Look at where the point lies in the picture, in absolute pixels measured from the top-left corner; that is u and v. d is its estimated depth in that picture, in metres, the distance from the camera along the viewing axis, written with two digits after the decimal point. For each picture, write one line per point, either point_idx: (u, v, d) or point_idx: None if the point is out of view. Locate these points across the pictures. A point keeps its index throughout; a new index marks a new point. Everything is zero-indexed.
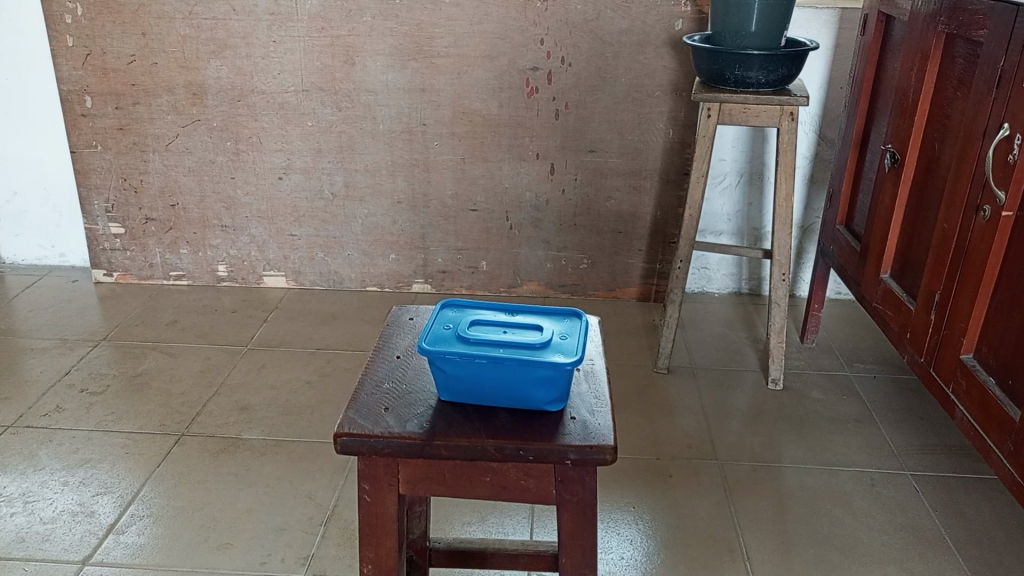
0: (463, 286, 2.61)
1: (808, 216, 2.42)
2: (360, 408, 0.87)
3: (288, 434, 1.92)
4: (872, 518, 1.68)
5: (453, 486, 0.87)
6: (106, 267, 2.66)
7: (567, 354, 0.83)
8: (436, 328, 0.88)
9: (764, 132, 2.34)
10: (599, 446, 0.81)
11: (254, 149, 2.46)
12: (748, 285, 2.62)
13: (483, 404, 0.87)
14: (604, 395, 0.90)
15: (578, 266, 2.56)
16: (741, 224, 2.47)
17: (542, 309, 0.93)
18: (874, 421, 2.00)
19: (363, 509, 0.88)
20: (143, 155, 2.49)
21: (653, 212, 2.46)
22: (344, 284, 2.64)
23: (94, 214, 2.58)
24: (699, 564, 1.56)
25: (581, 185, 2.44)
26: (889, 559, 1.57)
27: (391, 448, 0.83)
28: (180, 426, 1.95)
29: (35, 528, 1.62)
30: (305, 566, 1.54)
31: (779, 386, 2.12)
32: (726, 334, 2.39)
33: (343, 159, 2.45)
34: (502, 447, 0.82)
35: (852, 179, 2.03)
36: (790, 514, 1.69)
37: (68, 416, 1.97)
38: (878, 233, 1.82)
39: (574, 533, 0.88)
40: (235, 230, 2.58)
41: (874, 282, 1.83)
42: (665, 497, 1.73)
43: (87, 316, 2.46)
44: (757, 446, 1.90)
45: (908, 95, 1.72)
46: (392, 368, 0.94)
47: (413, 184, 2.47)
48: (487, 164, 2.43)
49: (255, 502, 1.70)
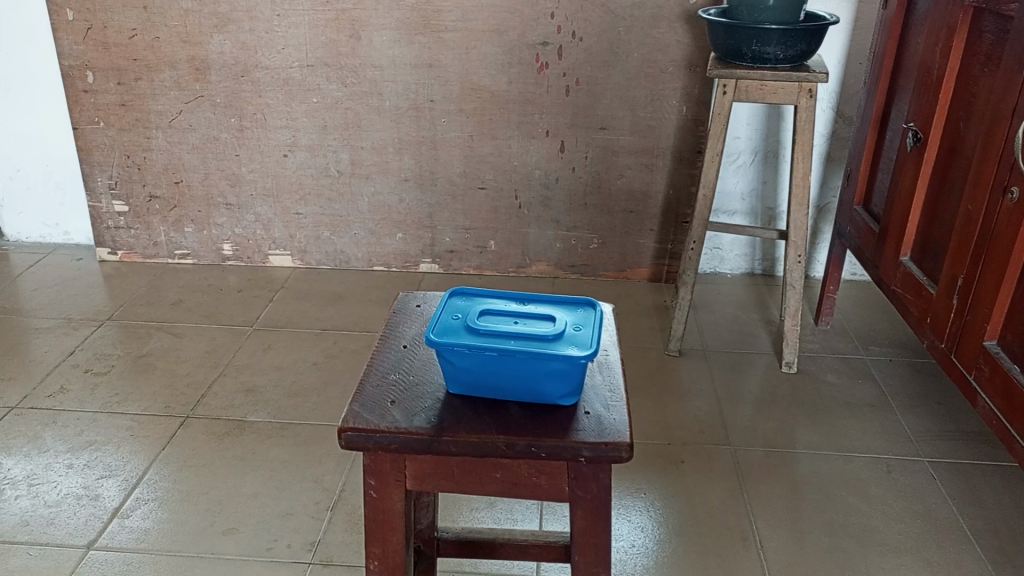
0: (472, 266, 2.57)
1: (824, 195, 2.36)
2: (365, 401, 0.84)
3: (294, 416, 1.89)
4: (888, 505, 1.65)
5: (462, 483, 0.83)
6: (111, 246, 2.63)
7: (581, 347, 0.80)
8: (444, 318, 0.84)
9: (780, 110, 2.29)
10: (615, 443, 0.78)
11: (258, 125, 2.42)
12: (762, 266, 2.57)
13: (493, 397, 0.84)
14: (619, 388, 0.86)
15: (589, 246, 2.51)
16: (755, 204, 2.42)
17: (554, 298, 0.89)
18: (891, 406, 1.96)
19: (369, 505, 0.85)
20: (147, 131, 2.45)
21: (665, 191, 2.41)
22: (351, 264, 2.60)
23: (98, 192, 2.55)
24: (711, 552, 1.53)
25: (592, 163, 2.39)
26: (906, 549, 1.54)
27: (397, 444, 0.79)
28: (185, 408, 1.93)
29: (39, 511, 1.60)
30: (311, 552, 1.52)
31: (793, 369, 2.08)
32: (739, 316, 2.35)
33: (349, 136, 2.41)
34: (513, 444, 0.79)
35: (871, 158, 1.97)
36: (804, 501, 1.66)
37: (73, 397, 1.95)
38: (897, 214, 1.77)
39: (588, 531, 0.85)
40: (240, 209, 2.54)
41: (893, 265, 1.79)
42: (677, 483, 1.70)
43: (92, 295, 2.44)
44: (770, 431, 1.86)
45: (932, 71, 1.66)
46: (398, 358, 0.91)
47: (420, 162, 2.43)
48: (496, 141, 2.38)
49: (260, 486, 1.68)
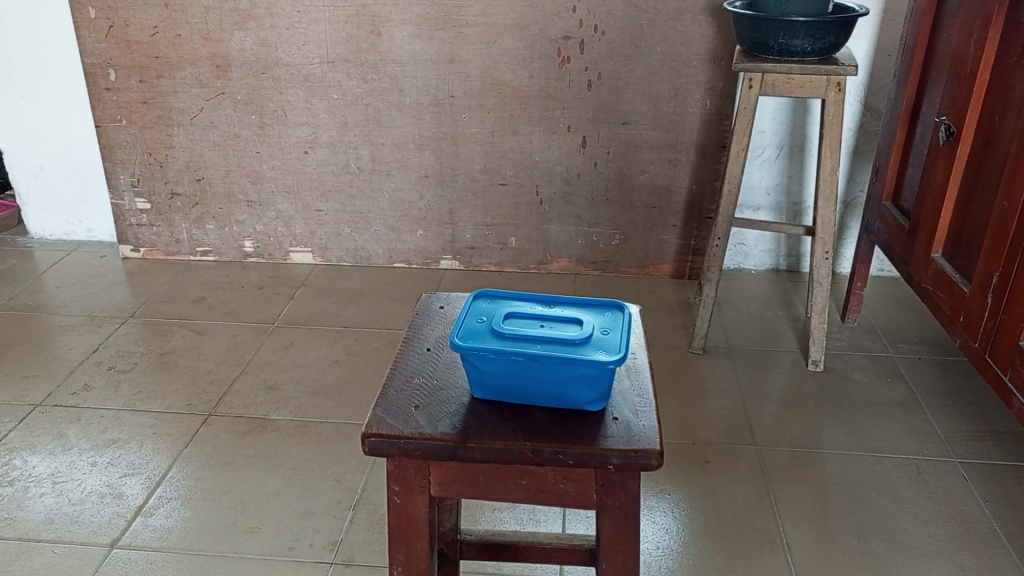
0: (493, 263, 2.55)
1: (852, 190, 2.32)
2: (388, 406, 0.82)
3: (315, 415, 1.89)
4: (919, 508, 1.61)
5: (488, 489, 0.82)
6: (133, 243, 2.64)
7: (610, 351, 0.78)
8: (469, 321, 0.82)
9: (806, 103, 2.25)
10: (644, 450, 0.76)
11: (279, 122, 2.41)
12: (787, 262, 2.54)
13: (519, 402, 0.82)
14: (648, 393, 0.84)
15: (611, 242, 2.49)
16: (781, 199, 2.38)
17: (581, 300, 0.87)
18: (920, 405, 1.92)
19: (392, 511, 0.84)
20: (168, 129, 2.45)
21: (689, 186, 2.38)
22: (372, 261, 2.59)
23: (120, 189, 2.56)
24: (737, 555, 1.51)
25: (614, 159, 2.36)
26: (937, 552, 1.51)
27: (422, 450, 0.78)
28: (207, 406, 1.93)
29: (64, 509, 1.61)
30: (333, 551, 1.51)
31: (820, 367, 2.05)
32: (763, 313, 2.31)
33: (370, 133, 2.40)
34: (540, 450, 0.77)
35: (901, 152, 1.93)
36: (832, 503, 1.63)
37: (97, 395, 1.96)
38: (928, 210, 1.74)
39: (615, 538, 0.83)
40: (261, 206, 2.54)
41: (924, 262, 1.75)
42: (702, 483, 1.68)
43: (115, 293, 2.45)
44: (797, 431, 1.83)
45: (966, 64, 1.62)
46: (422, 361, 0.89)
47: (440, 158, 2.41)
48: (517, 137, 2.36)
49: (283, 485, 1.68)
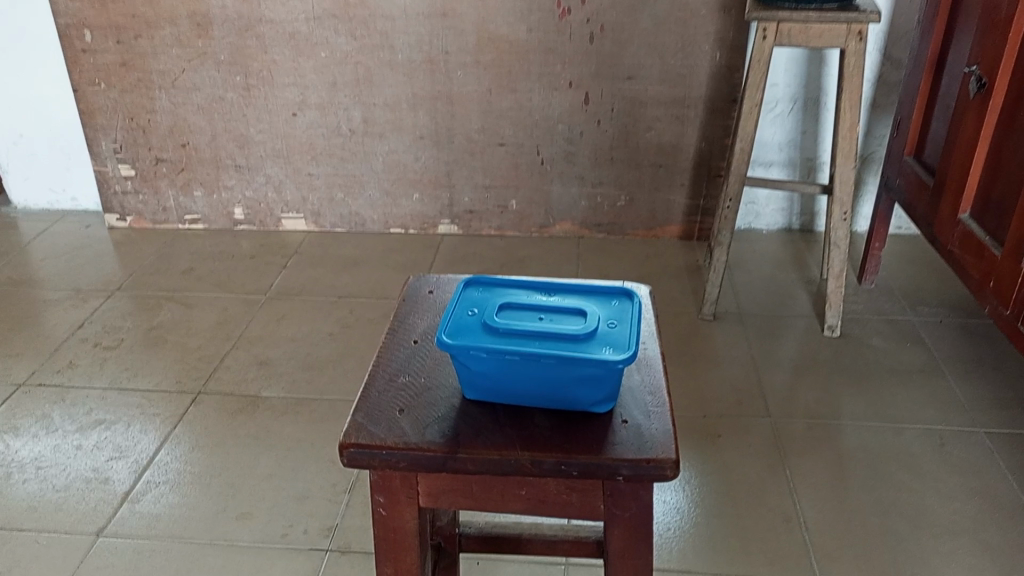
0: (492, 227, 2.45)
1: (869, 145, 2.20)
2: (370, 410, 0.73)
3: (311, 391, 1.81)
4: (942, 482, 1.54)
5: (483, 501, 0.74)
6: (119, 212, 2.54)
7: (618, 348, 0.68)
8: (457, 315, 0.73)
9: (822, 54, 2.12)
10: (658, 460, 0.67)
11: (265, 83, 2.29)
12: (800, 221, 2.43)
13: (516, 404, 0.73)
14: (661, 391, 0.75)
15: (616, 204, 2.38)
16: (794, 155, 2.26)
17: (585, 287, 0.78)
18: (942, 371, 1.83)
19: (379, 523, 0.76)
20: (150, 92, 2.33)
21: (697, 144, 2.26)
22: (367, 227, 2.49)
23: (103, 156, 2.45)
24: (752, 536, 1.43)
25: (619, 116, 2.24)
26: (962, 530, 1.43)
27: (407, 462, 0.69)
28: (197, 383, 1.85)
29: (47, 496, 1.54)
30: (328, 538, 1.44)
31: (835, 333, 1.96)
32: (776, 276, 2.22)
33: (361, 93, 2.28)
34: (540, 461, 0.68)
35: (925, 104, 1.81)
36: (851, 478, 1.55)
37: (82, 373, 1.88)
38: (956, 167, 1.63)
39: (626, 551, 0.75)
40: (250, 170, 2.43)
41: (950, 222, 1.65)
42: (714, 458, 1.60)
43: (102, 264, 2.36)
44: (812, 402, 1.75)
45: (1000, 9, 1.49)
46: (408, 357, 0.80)
47: (436, 118, 2.29)
48: (516, 94, 2.24)
49: (277, 467, 1.61)
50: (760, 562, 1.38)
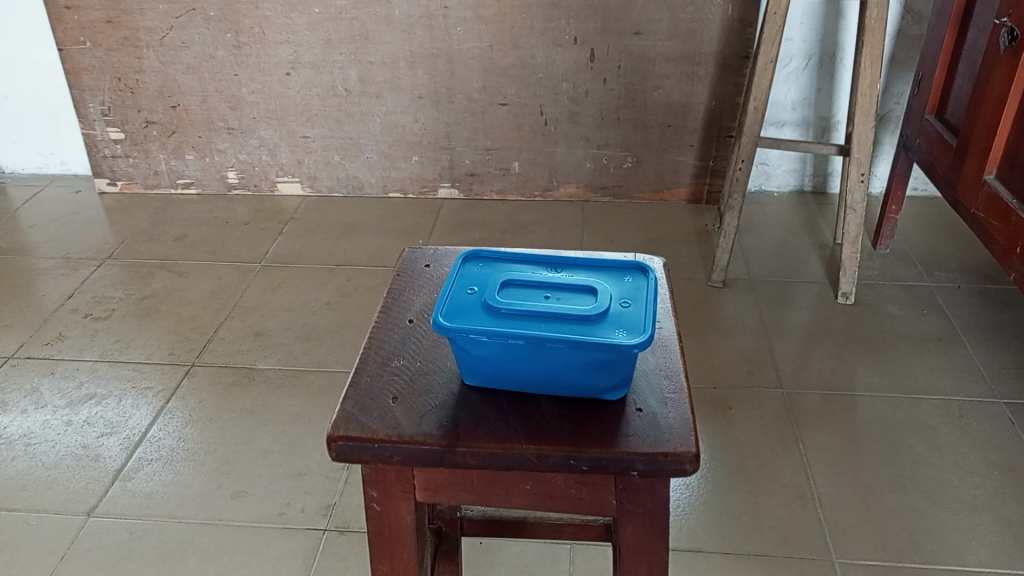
0: (495, 190, 2.37)
1: (887, 102, 2.11)
2: (361, 398, 0.67)
3: (307, 362, 1.75)
4: (962, 456, 1.48)
5: (485, 496, 0.68)
6: (109, 177, 2.46)
7: (632, 331, 0.62)
8: (455, 293, 0.66)
9: (840, 7, 2.01)
10: (677, 454, 0.61)
11: (257, 41, 2.20)
12: (813, 182, 2.35)
13: (520, 392, 0.67)
14: (678, 376, 0.69)
15: (622, 165, 2.30)
16: (808, 113, 2.17)
17: (596, 263, 0.71)
18: (960, 339, 1.77)
19: (373, 519, 0.70)
20: (137, 51, 2.24)
21: (707, 102, 2.17)
22: (365, 191, 2.42)
23: (91, 118, 2.36)
24: (765, 513, 1.38)
25: (625, 74, 2.15)
26: (983, 506, 1.38)
27: (401, 456, 0.63)
28: (190, 354, 1.80)
29: (37, 474, 1.50)
30: (326, 516, 1.40)
31: (850, 300, 1.89)
32: (787, 240, 2.14)
33: (357, 51, 2.18)
34: (547, 455, 0.62)
35: (949, 59, 1.72)
36: (867, 452, 1.50)
37: (72, 345, 1.83)
38: (983, 126, 1.55)
39: (640, 549, 0.69)
40: (243, 133, 2.35)
41: (975, 185, 1.57)
42: (725, 432, 1.55)
43: (93, 231, 2.29)
44: (826, 372, 1.69)
45: None
46: (403, 338, 0.74)
47: (435, 77, 2.20)
48: (518, 51, 2.14)
49: (273, 442, 1.55)
50: (772, 541, 1.33)
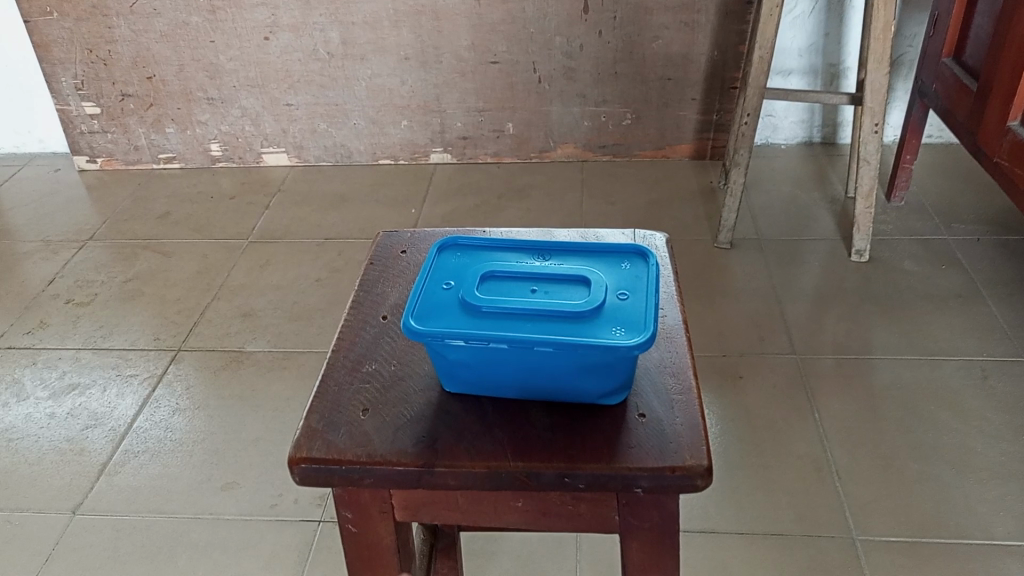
0: (489, 153, 2.28)
1: (900, 46, 2.00)
2: (327, 412, 0.59)
3: (297, 343, 1.68)
4: (986, 421, 1.41)
5: (473, 513, 0.61)
6: (89, 154, 2.37)
7: (632, 328, 0.53)
8: (430, 290, 0.58)
9: None
10: (686, 468, 0.54)
11: (231, 5, 2.08)
12: (821, 133, 2.24)
13: (507, 398, 0.59)
14: (685, 373, 0.61)
15: (621, 123, 2.19)
16: (816, 61, 2.06)
17: (589, 247, 0.63)
18: (981, 295, 1.68)
19: (350, 541, 0.63)
20: (107, 20, 2.13)
21: (709, 53, 2.06)
22: (354, 158, 2.32)
23: (64, 93, 2.26)
24: (780, 488, 1.31)
25: (622, 25, 2.03)
26: (1010, 474, 1.31)
27: (373, 479, 0.55)
28: (176, 339, 1.72)
29: (20, 471, 1.44)
30: (320, 507, 1.33)
31: (864, 258, 1.80)
32: (796, 196, 2.05)
33: (337, 11, 2.07)
34: (538, 475, 0.54)
35: None
36: (886, 419, 1.42)
37: (54, 333, 1.76)
38: (1006, 69, 1.44)
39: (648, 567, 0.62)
40: (224, 103, 2.25)
41: (999, 132, 1.47)
42: (736, 404, 1.47)
43: (73, 211, 2.20)
44: (840, 335, 1.61)
45: None
46: (376, 338, 0.66)
47: (421, 36, 2.09)
48: (507, 5, 2.02)
49: (264, 431, 1.48)
50: (788, 518, 1.26)
